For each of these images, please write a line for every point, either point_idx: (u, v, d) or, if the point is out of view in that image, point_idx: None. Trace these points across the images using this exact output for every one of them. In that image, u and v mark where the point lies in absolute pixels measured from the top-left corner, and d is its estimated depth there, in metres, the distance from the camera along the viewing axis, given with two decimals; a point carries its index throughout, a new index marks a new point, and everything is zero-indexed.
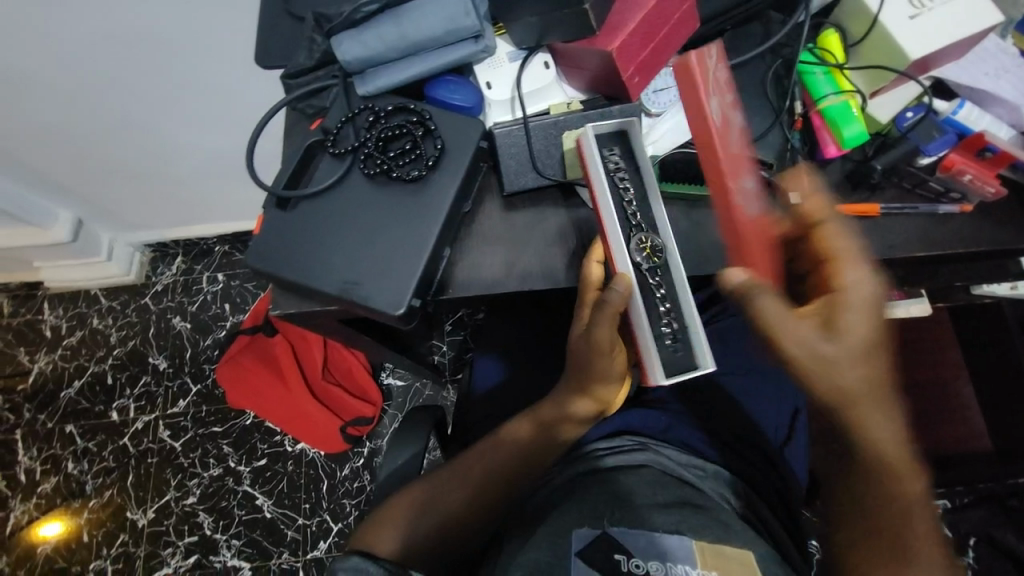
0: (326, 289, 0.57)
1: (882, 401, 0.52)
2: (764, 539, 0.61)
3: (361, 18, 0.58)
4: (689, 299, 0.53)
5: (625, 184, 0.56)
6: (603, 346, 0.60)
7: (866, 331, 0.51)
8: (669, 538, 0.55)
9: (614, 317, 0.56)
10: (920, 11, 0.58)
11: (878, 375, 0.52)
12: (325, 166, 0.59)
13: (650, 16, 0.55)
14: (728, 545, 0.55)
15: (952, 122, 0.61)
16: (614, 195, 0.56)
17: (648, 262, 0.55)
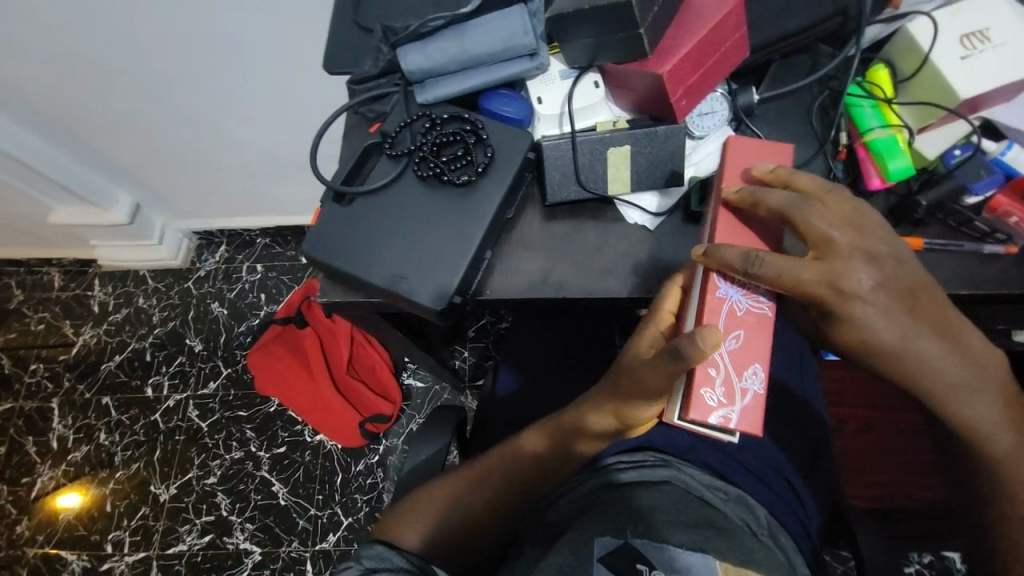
0: (375, 282, 0.60)
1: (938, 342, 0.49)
2: (784, 568, 0.60)
3: (426, 32, 0.63)
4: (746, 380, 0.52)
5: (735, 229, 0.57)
6: (649, 391, 0.55)
7: (870, 320, 0.48)
8: (691, 555, 0.56)
9: (674, 370, 0.51)
10: (971, 53, 0.58)
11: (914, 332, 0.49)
12: (382, 167, 0.63)
13: (701, 43, 0.57)
14: (750, 569, 0.55)
15: (1001, 163, 0.61)
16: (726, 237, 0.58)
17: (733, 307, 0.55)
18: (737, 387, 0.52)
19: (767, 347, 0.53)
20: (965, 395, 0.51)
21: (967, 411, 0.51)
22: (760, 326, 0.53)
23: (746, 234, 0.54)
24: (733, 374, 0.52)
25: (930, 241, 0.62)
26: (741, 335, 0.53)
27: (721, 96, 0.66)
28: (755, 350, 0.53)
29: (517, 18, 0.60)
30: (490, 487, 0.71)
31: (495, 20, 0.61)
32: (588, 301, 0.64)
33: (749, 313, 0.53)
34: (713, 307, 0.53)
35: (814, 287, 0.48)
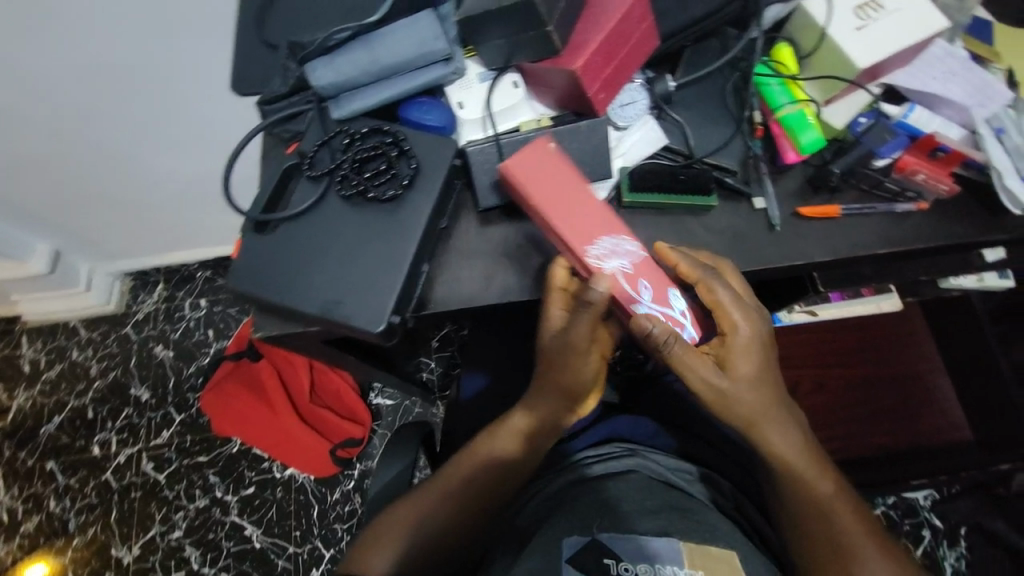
0: (306, 308, 0.56)
1: (780, 416, 0.62)
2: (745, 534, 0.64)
3: (333, 45, 0.61)
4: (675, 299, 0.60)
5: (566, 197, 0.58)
6: (581, 343, 0.60)
7: (750, 366, 0.59)
8: (656, 541, 0.57)
9: (595, 316, 0.57)
10: (865, 23, 0.60)
11: (771, 395, 0.61)
12: (302, 189, 0.59)
13: (611, 35, 0.56)
14: (713, 545, 0.57)
15: (904, 125, 0.65)
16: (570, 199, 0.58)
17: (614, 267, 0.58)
18: (666, 306, 0.59)
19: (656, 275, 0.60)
20: (786, 433, 0.63)
21: (789, 458, 0.63)
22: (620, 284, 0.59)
23: (578, 217, 0.58)
24: (661, 305, 0.59)
25: (847, 207, 0.65)
26: (647, 283, 0.59)
27: (640, 85, 0.67)
28: (652, 273, 0.60)
29: (426, 25, 0.59)
30: (470, 496, 0.70)
31: (404, 27, 0.59)
32: (532, 302, 0.63)
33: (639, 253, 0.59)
34: (614, 281, 0.58)
35: (742, 325, 0.58)
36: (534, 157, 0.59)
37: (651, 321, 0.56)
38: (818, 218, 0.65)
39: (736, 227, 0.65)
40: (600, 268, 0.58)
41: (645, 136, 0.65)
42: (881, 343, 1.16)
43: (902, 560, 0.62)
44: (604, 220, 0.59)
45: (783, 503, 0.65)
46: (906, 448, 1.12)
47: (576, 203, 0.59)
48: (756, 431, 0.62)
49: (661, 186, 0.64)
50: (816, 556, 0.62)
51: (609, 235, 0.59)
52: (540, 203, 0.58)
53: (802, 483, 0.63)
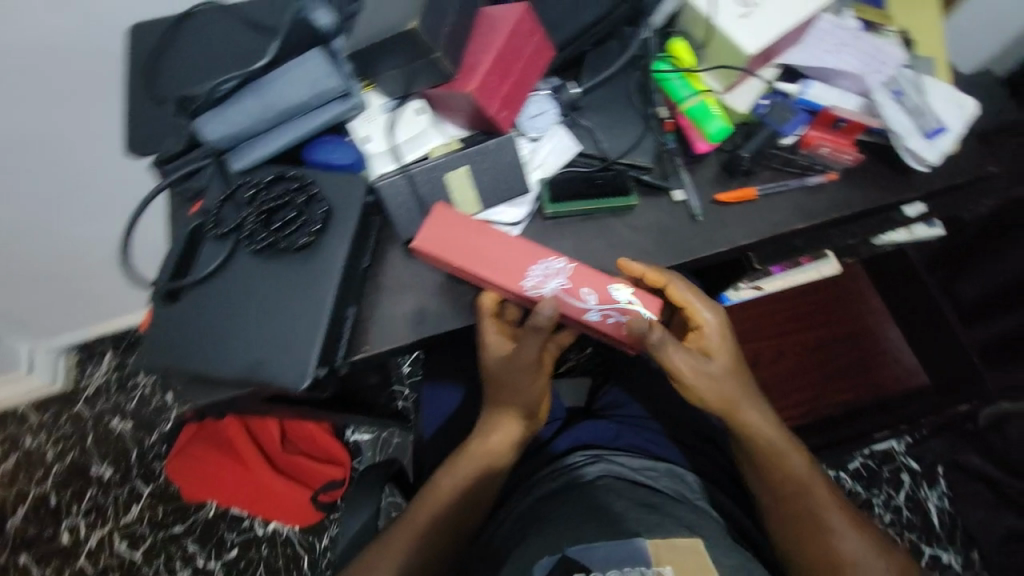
0: (228, 374, 0.54)
1: (754, 396, 0.66)
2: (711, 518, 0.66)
3: (222, 97, 0.58)
4: (622, 294, 0.60)
5: (488, 233, 0.59)
6: (530, 363, 0.62)
7: (723, 350, 0.65)
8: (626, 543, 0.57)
9: (543, 336, 0.60)
10: (749, 11, 0.62)
11: (743, 377, 0.66)
12: (209, 250, 0.57)
13: (501, 54, 0.56)
14: (678, 537, 0.58)
15: (804, 102, 0.66)
16: (487, 231, 0.59)
17: (555, 284, 0.60)
18: (615, 303, 0.60)
19: (592, 279, 0.61)
20: (762, 411, 0.66)
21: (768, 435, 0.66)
22: (564, 301, 0.60)
23: (497, 248, 0.59)
24: (610, 304, 0.60)
25: (763, 187, 0.67)
26: (590, 290, 0.60)
27: (547, 95, 0.66)
28: (588, 279, 0.60)
29: (315, 64, 0.58)
30: (446, 527, 0.67)
31: (291, 70, 0.58)
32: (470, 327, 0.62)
33: (570, 266, 0.60)
34: (560, 303, 0.60)
35: (709, 316, 0.65)
36: (449, 223, 0.59)
37: (642, 321, 0.58)
38: (736, 203, 0.66)
39: (661, 222, 0.66)
40: (541, 294, 0.59)
41: (557, 145, 0.65)
42: (833, 305, 1.19)
43: (872, 535, 0.63)
44: (524, 250, 0.60)
45: (755, 478, 0.67)
46: (870, 402, 1.15)
47: (494, 241, 0.59)
48: (734, 410, 0.65)
49: (580, 193, 0.65)
50: (789, 528, 0.64)
51: (538, 261, 0.60)
52: (462, 262, 0.58)
53: (773, 459, 0.65)
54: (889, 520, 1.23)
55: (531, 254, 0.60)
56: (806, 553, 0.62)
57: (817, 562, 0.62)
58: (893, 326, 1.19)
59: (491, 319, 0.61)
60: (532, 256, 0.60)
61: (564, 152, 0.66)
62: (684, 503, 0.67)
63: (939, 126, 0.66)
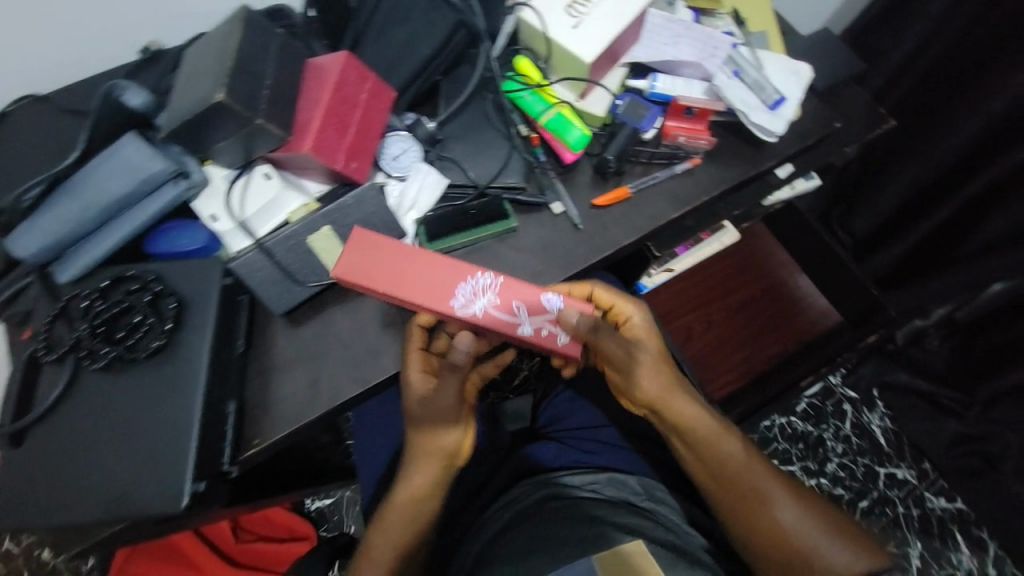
0: (90, 516, 0.48)
1: (682, 385, 0.64)
2: (655, 519, 0.66)
3: (33, 205, 0.53)
4: (552, 299, 0.57)
5: (411, 253, 0.55)
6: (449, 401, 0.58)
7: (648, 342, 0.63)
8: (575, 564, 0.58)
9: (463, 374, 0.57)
10: (579, 20, 0.63)
11: (670, 366, 0.64)
12: (49, 376, 0.51)
13: (331, 108, 0.54)
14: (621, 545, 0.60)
15: (655, 96, 0.69)
16: (409, 251, 0.55)
17: (486, 300, 0.56)
18: (545, 314, 0.57)
19: (520, 288, 0.57)
20: (693, 398, 0.64)
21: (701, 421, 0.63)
22: (496, 317, 0.56)
23: (422, 270, 0.55)
24: (542, 316, 0.57)
25: (635, 184, 0.68)
26: (520, 304, 0.57)
27: (405, 133, 0.64)
28: (514, 289, 0.57)
29: (131, 150, 0.52)
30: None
31: (105, 161, 0.52)
32: (369, 390, 0.58)
33: (498, 279, 0.56)
34: (489, 320, 0.56)
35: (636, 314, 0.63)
36: (362, 248, 0.55)
37: (575, 310, 0.57)
38: (613, 204, 0.67)
39: (545, 238, 0.65)
40: (471, 313, 0.55)
41: (426, 180, 0.63)
42: (751, 269, 1.25)
43: (808, 497, 0.63)
44: (451, 268, 0.55)
45: (693, 463, 0.64)
46: (795, 348, 1.19)
47: (420, 262, 0.55)
48: (665, 400, 0.62)
49: (458, 227, 0.63)
50: (730, 507, 0.62)
51: (464, 278, 0.56)
52: (381, 286, 0.54)
53: (709, 444, 0.63)
54: (841, 451, 1.23)
55: (461, 270, 0.56)
56: (752, 532, 0.61)
57: (760, 534, 0.60)
58: (803, 274, 1.24)
59: (417, 352, 0.58)
60: (463, 271, 0.56)
61: (435, 185, 0.63)
62: (624, 507, 0.67)
63: (780, 96, 0.69)
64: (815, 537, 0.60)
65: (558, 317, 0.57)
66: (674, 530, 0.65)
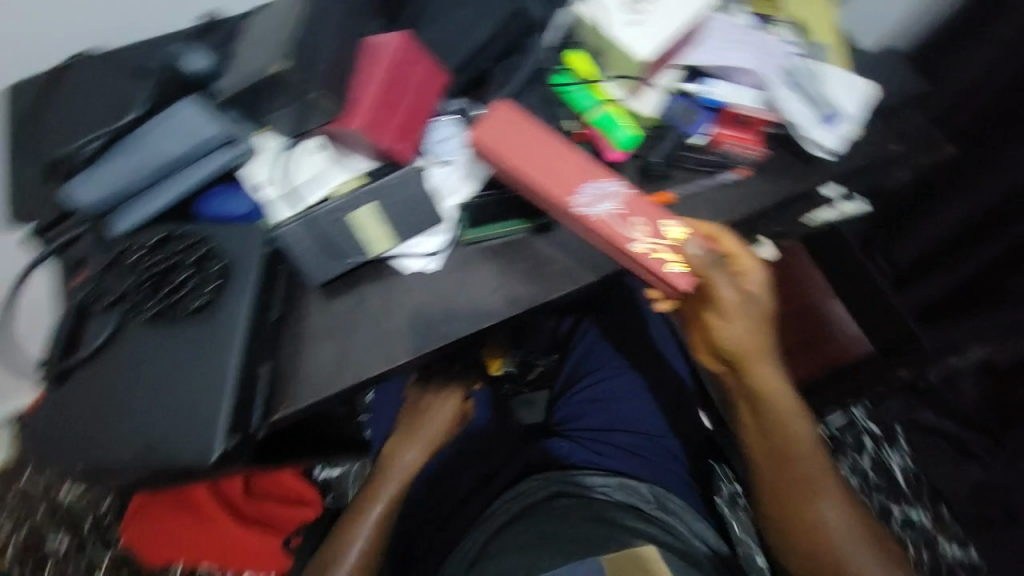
0: (126, 458, 0.50)
1: (771, 355, 0.63)
2: (658, 527, 0.69)
3: (92, 157, 0.54)
4: (671, 221, 0.60)
5: (558, 149, 0.60)
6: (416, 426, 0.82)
7: (753, 299, 0.59)
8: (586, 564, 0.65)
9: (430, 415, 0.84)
10: (638, 17, 0.62)
11: (765, 332, 0.62)
12: (97, 323, 0.53)
13: (386, 87, 0.55)
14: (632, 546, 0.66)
15: (707, 101, 0.67)
16: (557, 149, 0.60)
17: (610, 206, 0.59)
18: (663, 238, 0.60)
19: (646, 204, 0.60)
20: (777, 371, 0.64)
21: (779, 396, 0.64)
22: (609, 225, 0.59)
23: (559, 168, 0.59)
24: (656, 236, 0.59)
25: (679, 191, 0.66)
26: (639, 218, 0.60)
27: (450, 119, 0.64)
28: (640, 206, 0.60)
29: (191, 114, 0.54)
30: (387, 522, 0.75)
31: (165, 120, 0.54)
32: (395, 369, 0.59)
33: (626, 192, 0.60)
34: (604, 224, 0.59)
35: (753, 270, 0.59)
36: (517, 132, 0.59)
37: (699, 244, 0.59)
38: (658, 208, 0.65)
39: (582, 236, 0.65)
40: (589, 214, 0.58)
41: (468, 168, 0.63)
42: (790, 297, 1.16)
43: (851, 501, 0.67)
44: (587, 172, 0.60)
45: (753, 435, 0.68)
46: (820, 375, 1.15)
47: (562, 161, 0.59)
48: (750, 364, 0.62)
49: (496, 216, 0.63)
50: (774, 483, 0.67)
51: (594, 181, 0.59)
52: (519, 167, 0.59)
53: (774, 422, 0.65)
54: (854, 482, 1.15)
55: (599, 177, 0.60)
56: (787, 512, 0.66)
57: (795, 517, 0.66)
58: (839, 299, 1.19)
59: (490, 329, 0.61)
60: (603, 176, 0.60)
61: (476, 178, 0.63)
62: (626, 522, 0.69)
63: (835, 112, 0.68)
64: (842, 536, 0.65)
65: (678, 246, 0.59)
66: (677, 536, 0.69)
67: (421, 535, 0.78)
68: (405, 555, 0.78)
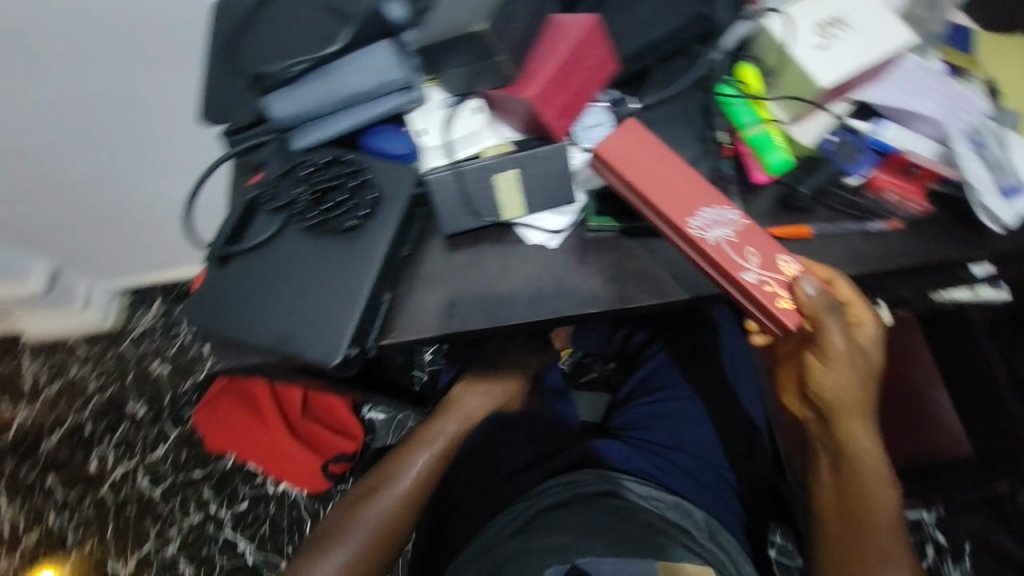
0: (263, 341, 0.57)
1: (866, 414, 0.64)
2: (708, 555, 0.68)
3: (292, 78, 0.61)
4: (789, 259, 0.57)
5: (669, 163, 0.59)
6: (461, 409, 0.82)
7: (859, 350, 0.62)
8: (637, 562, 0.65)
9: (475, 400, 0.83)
10: (828, 42, 0.60)
11: (865, 389, 0.63)
12: (263, 221, 0.60)
13: (566, 63, 0.57)
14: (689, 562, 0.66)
15: (876, 143, 0.63)
16: (669, 161, 0.59)
17: (726, 233, 0.57)
18: (777, 272, 0.57)
19: (766, 237, 0.58)
20: (869, 432, 0.65)
21: (865, 457, 0.65)
22: (722, 250, 0.57)
23: (674, 180, 0.58)
24: (771, 271, 0.57)
25: (818, 227, 0.63)
26: (754, 250, 0.57)
27: (605, 107, 0.65)
28: (756, 237, 0.58)
29: (383, 55, 0.59)
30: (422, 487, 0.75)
31: (361, 58, 0.60)
32: (496, 330, 0.62)
33: (743, 221, 0.58)
34: (718, 249, 0.57)
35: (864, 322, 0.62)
36: (634, 141, 0.59)
37: (815, 284, 0.56)
38: (791, 239, 0.63)
39: None
40: (703, 238, 0.57)
41: None
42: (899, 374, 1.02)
43: None
44: (703, 191, 0.58)
45: (827, 487, 0.68)
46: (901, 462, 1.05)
47: (679, 175, 0.59)
48: (840, 415, 0.64)
49: (626, 211, 0.64)
50: (837, 544, 0.65)
51: (711, 206, 0.58)
52: (634, 177, 0.58)
53: (854, 480, 0.65)
54: None
55: (711, 199, 0.58)
56: None
57: None
58: None
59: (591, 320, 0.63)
60: (713, 200, 0.58)
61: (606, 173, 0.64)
62: (677, 541, 0.68)
63: (1018, 184, 0.62)
64: None
65: (792, 283, 0.57)
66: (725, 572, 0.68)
67: (466, 495, 0.82)
68: (446, 509, 0.83)
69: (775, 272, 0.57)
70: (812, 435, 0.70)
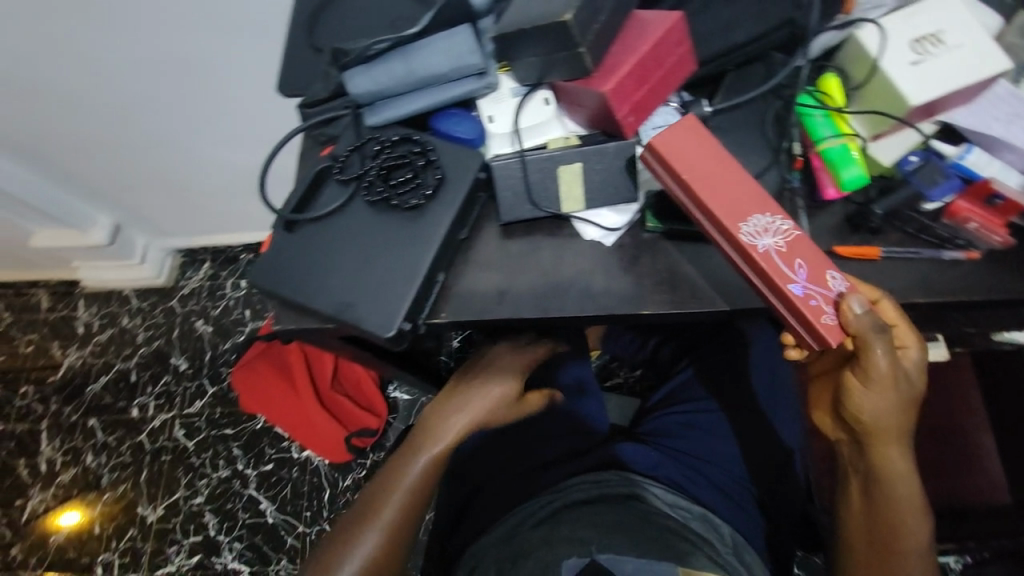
0: (322, 307, 0.59)
1: (903, 438, 0.62)
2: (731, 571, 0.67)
3: (372, 55, 0.62)
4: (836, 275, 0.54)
5: (724, 163, 0.56)
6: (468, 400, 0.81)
7: (903, 378, 0.59)
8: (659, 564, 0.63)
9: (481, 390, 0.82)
10: (923, 57, 0.57)
11: (905, 415, 0.61)
12: (331, 192, 0.63)
13: (644, 60, 0.56)
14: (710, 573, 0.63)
15: (959, 167, 0.61)
16: (724, 160, 0.56)
17: (774, 241, 0.54)
18: (824, 287, 0.54)
19: (814, 249, 0.55)
20: (904, 457, 0.63)
21: (899, 482, 0.63)
22: (769, 259, 0.54)
23: (725, 182, 0.56)
24: (820, 285, 0.54)
25: (888, 250, 0.61)
26: (804, 263, 0.54)
27: (675, 108, 0.64)
28: (806, 248, 0.55)
29: (462, 38, 0.60)
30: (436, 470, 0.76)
31: (441, 40, 0.60)
32: (544, 320, 0.62)
33: (794, 231, 0.55)
34: (767, 257, 0.54)
35: (910, 347, 0.59)
36: (690, 136, 0.56)
37: (862, 302, 0.53)
38: (859, 259, 0.61)
39: None
40: (754, 245, 0.54)
41: None
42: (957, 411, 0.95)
43: None
44: (755, 196, 0.55)
45: (856, 510, 0.66)
46: None
47: (730, 176, 0.56)
48: (876, 439, 0.62)
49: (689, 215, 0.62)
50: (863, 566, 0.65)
51: (763, 212, 0.55)
52: (685, 173, 0.55)
53: (885, 506, 0.63)
54: None
55: (762, 203, 0.55)
56: None
57: None
58: None
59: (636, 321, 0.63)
60: (766, 205, 0.55)
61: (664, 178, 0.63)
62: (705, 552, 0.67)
63: None
64: None
65: (838, 300, 0.54)
66: None
67: (491, 483, 0.83)
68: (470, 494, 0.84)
69: (823, 286, 0.54)
70: (842, 455, 0.68)
